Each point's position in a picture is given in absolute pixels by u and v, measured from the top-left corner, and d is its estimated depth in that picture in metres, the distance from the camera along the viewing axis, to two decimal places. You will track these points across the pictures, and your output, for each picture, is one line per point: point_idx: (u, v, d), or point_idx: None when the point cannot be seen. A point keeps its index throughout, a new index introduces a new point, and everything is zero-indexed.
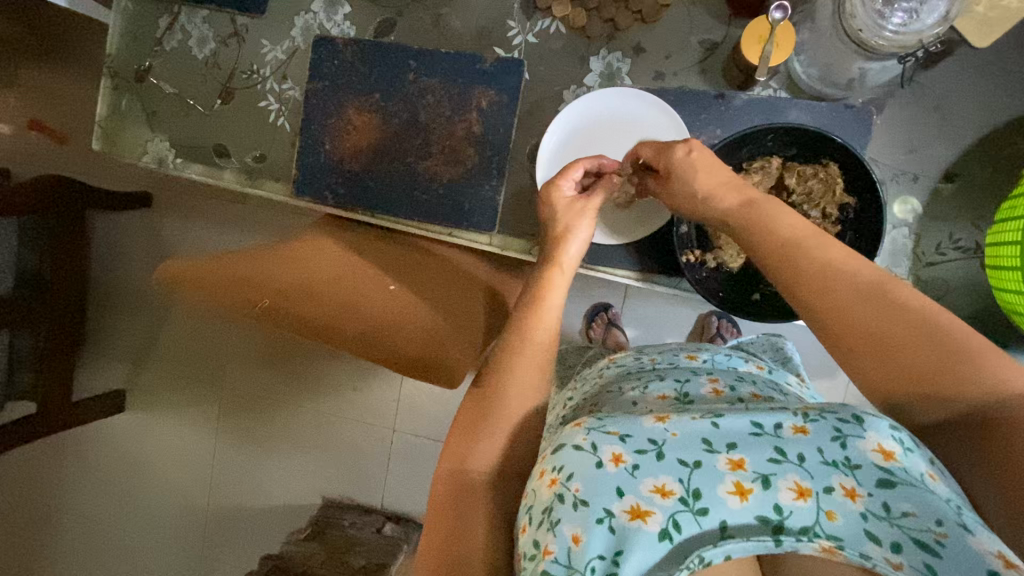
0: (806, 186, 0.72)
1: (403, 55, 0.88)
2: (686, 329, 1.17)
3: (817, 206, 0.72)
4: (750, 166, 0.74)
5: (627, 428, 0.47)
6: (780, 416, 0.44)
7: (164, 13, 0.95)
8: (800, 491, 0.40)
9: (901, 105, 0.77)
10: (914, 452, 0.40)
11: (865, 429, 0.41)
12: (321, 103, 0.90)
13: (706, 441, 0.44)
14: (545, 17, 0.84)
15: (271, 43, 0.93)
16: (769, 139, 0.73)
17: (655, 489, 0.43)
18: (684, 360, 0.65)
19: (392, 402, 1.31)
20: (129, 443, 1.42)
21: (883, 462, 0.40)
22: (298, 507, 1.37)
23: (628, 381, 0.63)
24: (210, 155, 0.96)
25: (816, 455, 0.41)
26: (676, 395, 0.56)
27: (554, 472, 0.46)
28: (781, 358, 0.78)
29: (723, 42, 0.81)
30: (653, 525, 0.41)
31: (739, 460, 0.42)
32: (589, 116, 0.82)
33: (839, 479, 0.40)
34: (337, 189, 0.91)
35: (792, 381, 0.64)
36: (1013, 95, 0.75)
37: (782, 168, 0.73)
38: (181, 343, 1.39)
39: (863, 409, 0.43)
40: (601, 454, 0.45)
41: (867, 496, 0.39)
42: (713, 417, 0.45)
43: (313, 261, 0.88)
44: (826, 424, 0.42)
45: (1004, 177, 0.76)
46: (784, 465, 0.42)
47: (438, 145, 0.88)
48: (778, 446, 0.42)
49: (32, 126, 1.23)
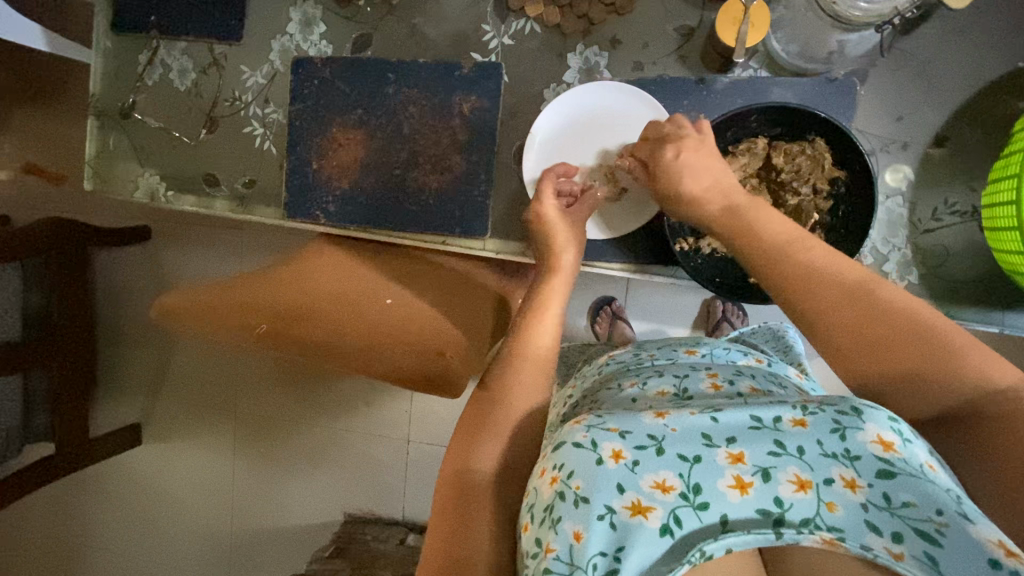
0: (793, 165, 0.72)
1: (382, 68, 0.88)
2: (692, 316, 1.16)
3: (807, 183, 0.72)
4: (736, 148, 0.73)
5: (628, 424, 0.46)
6: (780, 408, 0.44)
7: (144, 48, 0.96)
8: (801, 484, 0.41)
9: (885, 73, 0.76)
10: (913, 442, 0.41)
11: (865, 421, 0.41)
12: (306, 124, 0.90)
13: (705, 436, 0.44)
14: (519, 18, 0.84)
15: (251, 68, 0.93)
16: (753, 120, 0.72)
17: (655, 485, 0.43)
18: (682, 355, 0.67)
19: (406, 413, 1.32)
20: (148, 475, 1.43)
21: (883, 453, 0.40)
22: (322, 523, 1.38)
23: (626, 377, 0.63)
24: (201, 185, 0.97)
25: (816, 447, 0.41)
26: (675, 391, 0.56)
27: (555, 470, 0.46)
28: (782, 346, 0.78)
29: (699, 27, 0.80)
30: (653, 521, 0.41)
31: (739, 454, 0.43)
32: (578, 114, 0.82)
33: (840, 470, 0.40)
34: (328, 207, 0.91)
35: (792, 374, 0.64)
36: (996, 54, 0.74)
37: (768, 149, 0.73)
38: (194, 374, 1.40)
39: (861, 400, 0.42)
40: (601, 451, 0.45)
41: (867, 486, 0.39)
42: (712, 412, 0.45)
43: (315, 276, 0.90)
44: (825, 415, 0.42)
45: (995, 136, 0.75)
46: (784, 458, 0.42)
47: (424, 155, 0.88)
48: (778, 439, 0.42)
49: (57, 182, 1.21)
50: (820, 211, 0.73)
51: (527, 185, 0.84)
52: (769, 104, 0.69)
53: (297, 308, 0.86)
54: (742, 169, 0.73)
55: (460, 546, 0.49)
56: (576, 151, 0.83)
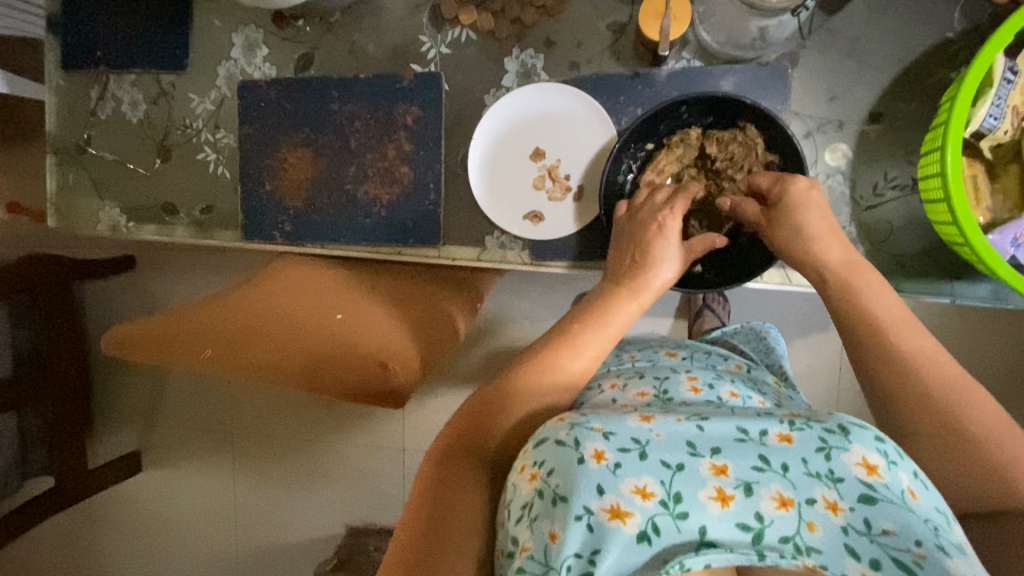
0: (727, 152, 0.74)
1: (326, 86, 0.89)
2: (674, 305, 1.20)
3: (742, 168, 0.74)
4: (671, 140, 0.77)
5: (612, 426, 0.50)
6: (768, 423, 0.49)
7: (94, 84, 0.97)
8: (783, 501, 0.46)
9: (815, 54, 0.77)
10: (897, 466, 0.46)
11: (851, 442, 0.46)
12: (257, 146, 0.92)
13: (691, 444, 0.49)
14: (453, 27, 0.85)
15: (199, 96, 0.94)
16: (683, 111, 0.75)
17: (636, 490, 0.47)
18: (663, 358, 0.73)
19: (398, 422, 1.33)
20: (145, 503, 1.44)
21: (865, 477, 0.45)
22: (324, 536, 1.39)
23: (607, 378, 0.69)
24: (160, 214, 0.99)
25: (801, 466, 0.47)
26: (655, 393, 0.61)
27: (534, 467, 0.49)
28: (763, 348, 0.88)
29: (629, 23, 0.81)
30: (631, 526, 0.45)
31: (723, 466, 0.47)
32: (530, 119, 0.83)
33: (823, 492, 0.46)
34: (285, 226, 0.93)
35: (768, 378, 0.72)
36: (922, 26, 0.75)
37: (701, 138, 0.76)
38: (184, 402, 1.40)
39: (849, 419, 0.48)
40: (583, 450, 0.48)
41: (849, 510, 0.45)
42: (698, 421, 0.50)
43: (284, 289, 0.88)
44: (813, 434, 0.48)
45: (927, 108, 0.76)
46: (768, 474, 0.47)
47: (373, 168, 0.89)
48: (763, 454, 0.48)
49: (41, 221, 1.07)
50: None
51: (476, 193, 0.85)
52: (697, 94, 0.72)
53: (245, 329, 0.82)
54: (678, 160, 0.77)
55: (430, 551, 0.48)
56: (519, 153, 0.84)
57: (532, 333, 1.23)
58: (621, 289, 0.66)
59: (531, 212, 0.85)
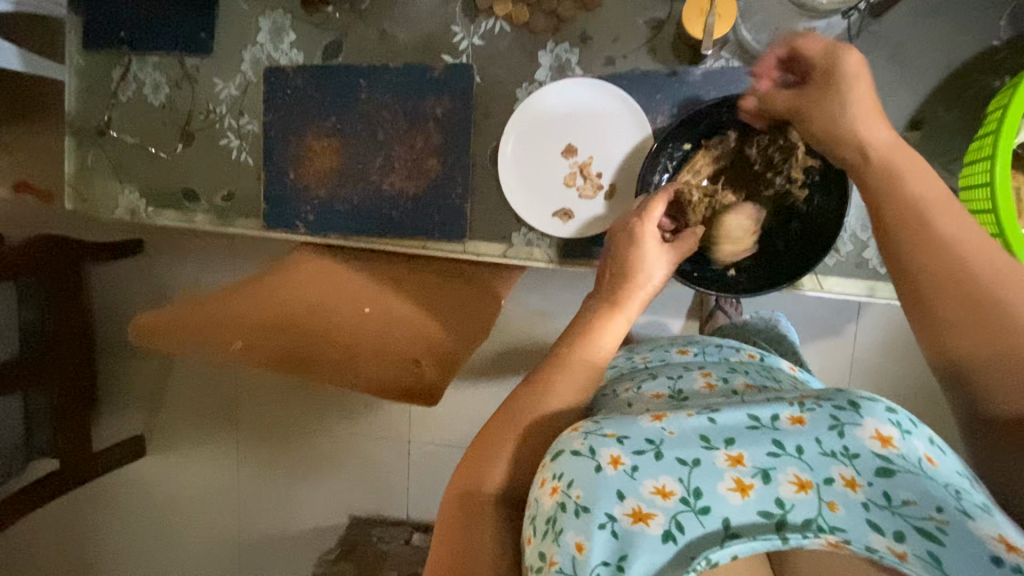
0: (766, 155, 0.74)
1: (354, 74, 0.87)
2: (688, 304, 1.20)
3: (780, 172, 0.74)
4: (709, 141, 0.77)
5: (624, 429, 0.51)
6: (777, 407, 0.49)
7: (116, 65, 0.95)
8: (801, 484, 0.45)
9: (857, 57, 0.75)
10: (911, 435, 0.45)
11: (863, 416, 0.45)
12: (282, 134, 0.90)
13: (704, 438, 0.49)
14: (487, 18, 0.83)
15: (224, 81, 0.93)
16: (723, 113, 0.74)
17: (655, 491, 0.47)
18: (675, 356, 0.73)
19: (407, 414, 1.32)
20: (152, 487, 1.43)
21: (880, 449, 0.44)
22: (329, 526, 1.38)
23: (622, 382, 0.68)
24: (181, 199, 0.97)
25: (816, 447, 0.46)
26: (670, 393, 0.61)
27: (555, 480, 0.50)
28: (776, 338, 0.91)
29: (668, 20, 0.79)
30: (655, 527, 0.46)
31: (738, 456, 0.47)
32: (561, 114, 0.82)
33: (839, 470, 0.45)
34: (307, 216, 0.91)
35: (784, 365, 0.71)
36: (969, 33, 0.73)
37: (740, 141, 0.75)
38: (193, 392, 1.39)
39: (859, 393, 0.47)
40: (599, 457, 0.49)
41: (867, 485, 0.44)
42: (709, 414, 0.50)
43: (310, 285, 0.93)
44: (824, 413, 0.47)
45: (970, 117, 0.74)
46: (783, 459, 0.47)
47: (399, 159, 0.87)
48: (777, 439, 0.47)
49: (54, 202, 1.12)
50: (796, 198, 0.75)
51: (504, 188, 0.85)
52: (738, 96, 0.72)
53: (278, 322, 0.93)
54: (716, 161, 0.76)
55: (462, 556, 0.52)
56: (549, 149, 0.83)
57: (548, 330, 1.22)
58: (602, 304, 0.67)
59: (563, 210, 0.84)
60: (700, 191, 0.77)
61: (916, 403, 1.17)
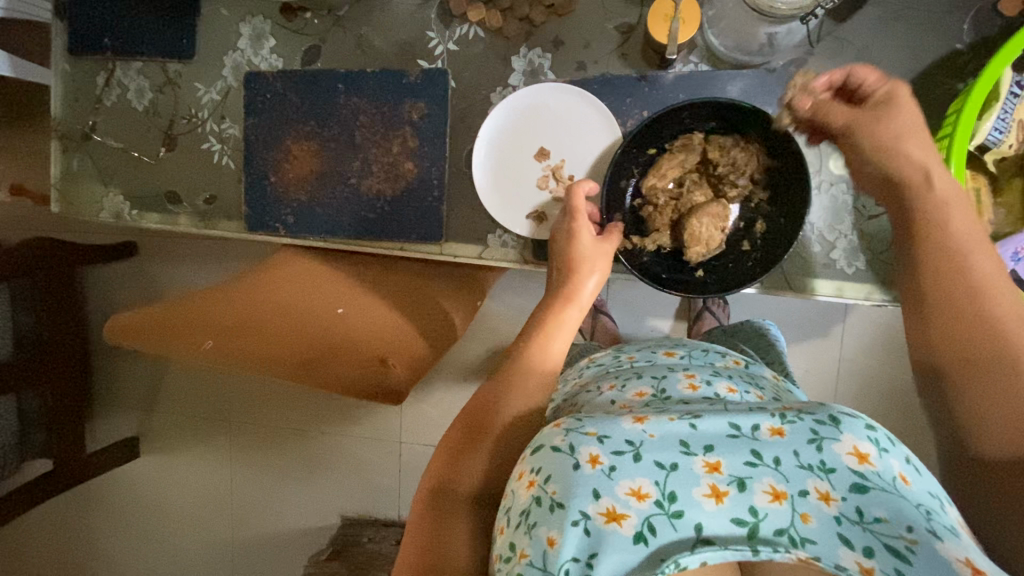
0: (729, 158, 0.77)
1: (333, 79, 0.89)
2: (673, 307, 1.21)
3: (744, 174, 0.78)
4: (673, 146, 0.79)
5: (606, 429, 0.52)
6: (760, 418, 0.50)
7: (100, 70, 0.97)
8: (776, 495, 0.47)
9: (822, 62, 0.77)
10: (888, 453, 0.47)
11: (842, 432, 0.48)
12: (262, 138, 0.92)
13: (684, 443, 0.50)
14: (462, 24, 0.85)
15: (205, 85, 0.94)
16: (685, 115, 0.76)
17: (631, 492, 0.48)
18: (661, 357, 0.73)
19: (396, 415, 1.33)
20: (144, 488, 1.45)
21: (856, 465, 0.46)
22: (320, 526, 1.39)
23: (606, 380, 0.69)
24: (164, 203, 0.98)
25: (793, 459, 0.48)
26: (653, 392, 0.62)
27: (532, 474, 0.51)
28: (765, 345, 0.91)
29: (638, 25, 0.81)
30: (627, 528, 0.47)
31: (716, 463, 0.49)
32: (533, 118, 0.84)
33: (815, 483, 0.47)
34: (287, 219, 0.92)
35: (768, 374, 0.72)
36: (931, 37, 0.75)
37: (704, 144, 0.78)
38: (182, 393, 1.41)
39: (839, 410, 0.49)
40: (579, 455, 0.50)
41: (841, 500, 0.46)
42: (691, 419, 0.51)
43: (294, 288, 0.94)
44: (804, 426, 0.49)
45: (934, 119, 0.75)
46: (760, 469, 0.48)
47: (377, 162, 0.89)
48: (755, 448, 0.49)
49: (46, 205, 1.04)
50: (760, 200, 0.79)
51: (478, 192, 0.86)
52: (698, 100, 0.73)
53: (238, 325, 0.91)
54: (681, 165, 0.79)
55: (432, 551, 0.53)
56: (523, 152, 0.85)
57: None
58: (556, 301, 0.71)
59: (536, 211, 0.86)
60: (667, 195, 0.80)
61: (900, 402, 1.18)
